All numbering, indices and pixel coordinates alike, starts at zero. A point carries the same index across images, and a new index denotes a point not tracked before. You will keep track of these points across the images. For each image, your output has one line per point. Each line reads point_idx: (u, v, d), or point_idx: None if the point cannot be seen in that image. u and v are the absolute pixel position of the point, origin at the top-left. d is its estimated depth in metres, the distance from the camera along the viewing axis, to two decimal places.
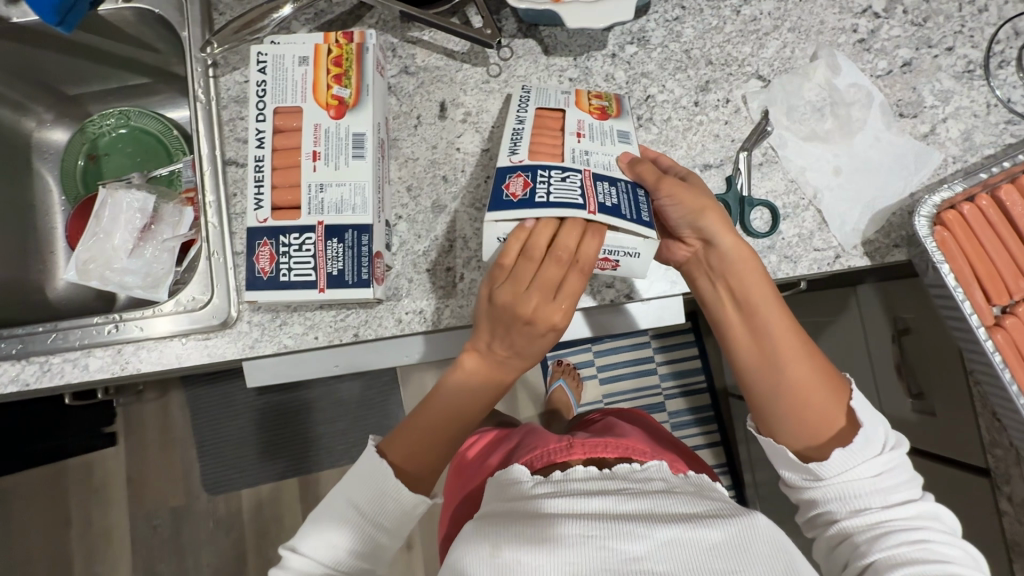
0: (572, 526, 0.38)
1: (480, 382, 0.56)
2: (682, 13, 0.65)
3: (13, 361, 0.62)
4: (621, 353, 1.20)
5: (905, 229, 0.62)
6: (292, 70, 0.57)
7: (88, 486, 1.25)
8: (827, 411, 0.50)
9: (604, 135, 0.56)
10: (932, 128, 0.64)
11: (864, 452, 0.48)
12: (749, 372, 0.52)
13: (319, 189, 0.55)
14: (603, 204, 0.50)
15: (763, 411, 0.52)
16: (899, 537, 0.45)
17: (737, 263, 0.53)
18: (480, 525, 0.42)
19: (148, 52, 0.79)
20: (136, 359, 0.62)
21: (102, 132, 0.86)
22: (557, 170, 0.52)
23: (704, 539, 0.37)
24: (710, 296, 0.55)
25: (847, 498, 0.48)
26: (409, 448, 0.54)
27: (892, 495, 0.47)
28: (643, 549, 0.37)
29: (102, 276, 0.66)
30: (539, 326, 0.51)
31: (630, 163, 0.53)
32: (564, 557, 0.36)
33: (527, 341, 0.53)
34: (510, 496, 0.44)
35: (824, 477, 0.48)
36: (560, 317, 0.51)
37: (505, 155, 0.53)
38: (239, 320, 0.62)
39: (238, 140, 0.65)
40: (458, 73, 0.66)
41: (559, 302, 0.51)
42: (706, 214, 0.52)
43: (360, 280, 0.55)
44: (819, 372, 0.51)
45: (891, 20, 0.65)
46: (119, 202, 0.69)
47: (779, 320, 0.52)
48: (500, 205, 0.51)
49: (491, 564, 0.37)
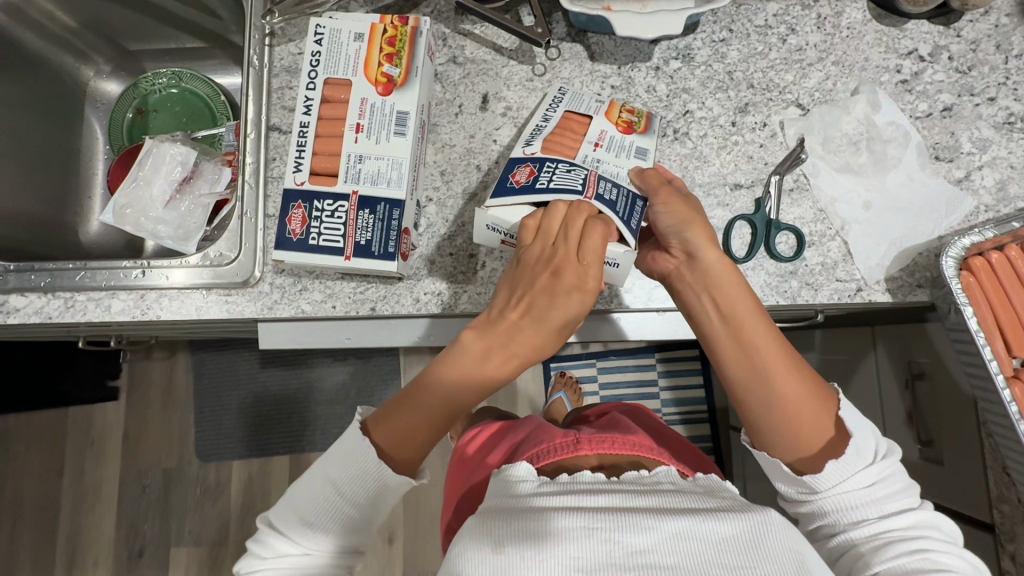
0: (572, 520, 0.39)
1: (481, 361, 0.52)
2: (728, 36, 0.67)
3: (40, 294, 0.64)
4: (626, 373, 1.20)
5: (930, 271, 0.62)
6: (346, 45, 0.59)
7: (88, 434, 1.27)
8: (814, 423, 0.49)
9: (621, 148, 0.57)
10: (967, 174, 0.64)
11: (856, 463, 0.47)
12: (736, 387, 0.51)
13: (357, 160, 0.57)
14: (601, 196, 0.52)
15: (758, 428, 0.50)
16: (898, 547, 0.45)
17: (721, 276, 0.52)
18: (482, 517, 0.41)
19: (208, 17, 0.81)
20: (157, 306, 0.64)
21: (154, 89, 0.88)
22: (564, 164, 0.54)
23: (712, 530, 0.37)
24: (699, 311, 0.53)
25: (845, 509, 0.47)
26: (395, 430, 0.52)
27: (889, 505, 0.47)
28: (650, 541, 0.37)
29: (137, 222, 0.68)
30: (563, 282, 0.50)
31: (639, 172, 0.55)
32: (569, 552, 0.37)
33: (547, 302, 0.50)
34: (512, 489, 0.44)
35: (819, 489, 0.48)
36: (589, 277, 0.50)
37: (520, 147, 0.56)
38: (261, 281, 0.64)
39: (284, 108, 0.67)
40: (504, 68, 0.67)
41: (583, 267, 0.50)
42: (691, 226, 0.53)
43: (387, 253, 0.56)
44: (805, 384, 0.49)
45: (935, 65, 0.66)
46: (162, 153, 0.71)
47: (763, 333, 0.50)
48: (503, 191, 0.53)
49: (496, 560, 0.37)
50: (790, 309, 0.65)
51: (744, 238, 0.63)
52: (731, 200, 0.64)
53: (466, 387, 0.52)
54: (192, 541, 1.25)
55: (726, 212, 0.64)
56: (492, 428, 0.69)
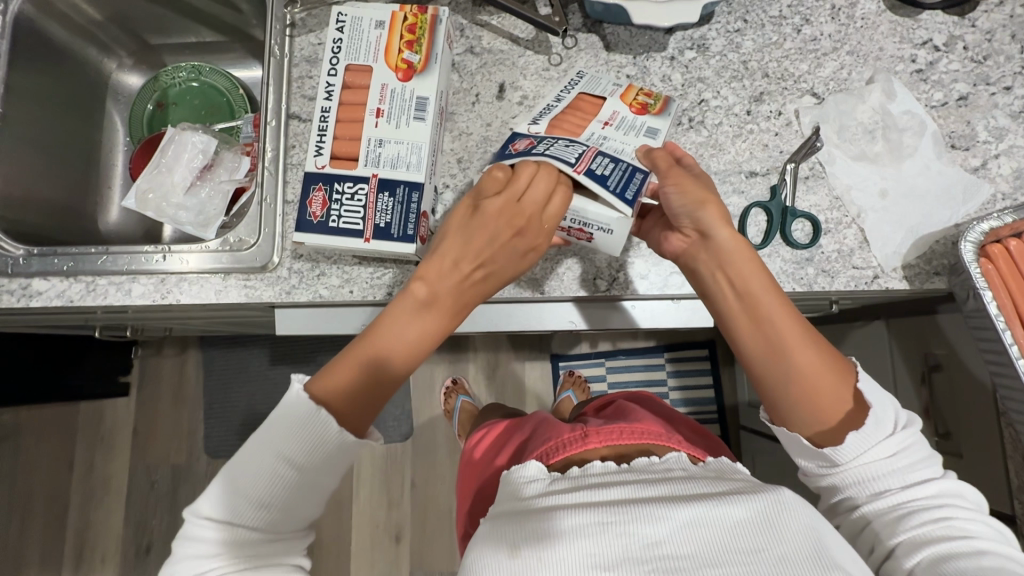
0: (584, 516, 0.38)
1: (436, 310, 0.55)
2: (743, 26, 0.67)
3: (62, 278, 0.65)
4: (634, 372, 1.21)
5: (947, 258, 0.62)
6: (368, 32, 0.60)
7: (99, 428, 1.28)
8: (834, 393, 0.49)
9: (631, 128, 0.58)
10: (983, 162, 0.64)
11: (876, 434, 0.47)
12: (755, 365, 0.51)
13: (378, 144, 0.58)
14: (592, 171, 0.53)
15: (777, 404, 0.50)
16: (920, 518, 0.45)
17: (736, 254, 0.52)
18: (494, 525, 0.41)
19: (229, 11, 0.83)
20: (177, 290, 0.65)
21: (174, 82, 0.89)
22: (564, 141, 0.56)
23: (726, 515, 0.37)
24: (712, 289, 0.53)
25: (867, 481, 0.47)
26: (343, 381, 0.53)
27: (911, 475, 0.47)
28: (664, 532, 0.37)
29: (159, 208, 0.69)
30: (524, 240, 0.55)
31: (646, 151, 0.54)
32: (584, 548, 0.37)
33: (506, 257, 0.55)
34: (520, 491, 0.44)
35: (841, 462, 0.48)
36: (544, 238, 0.55)
37: (525, 124, 0.59)
38: (280, 266, 0.64)
39: (304, 97, 0.68)
40: (520, 58, 0.68)
41: (544, 226, 0.54)
42: (706, 206, 0.52)
43: (406, 236, 0.57)
44: (822, 358, 0.49)
45: (950, 54, 0.66)
46: (184, 141, 0.72)
47: (776, 309, 0.51)
48: (502, 157, 0.57)
49: (510, 563, 0.37)
50: (806, 297, 0.65)
51: (760, 226, 0.64)
52: (745, 187, 0.64)
53: (422, 333, 0.56)
54: None
55: (741, 200, 0.65)
56: (499, 427, 0.69)
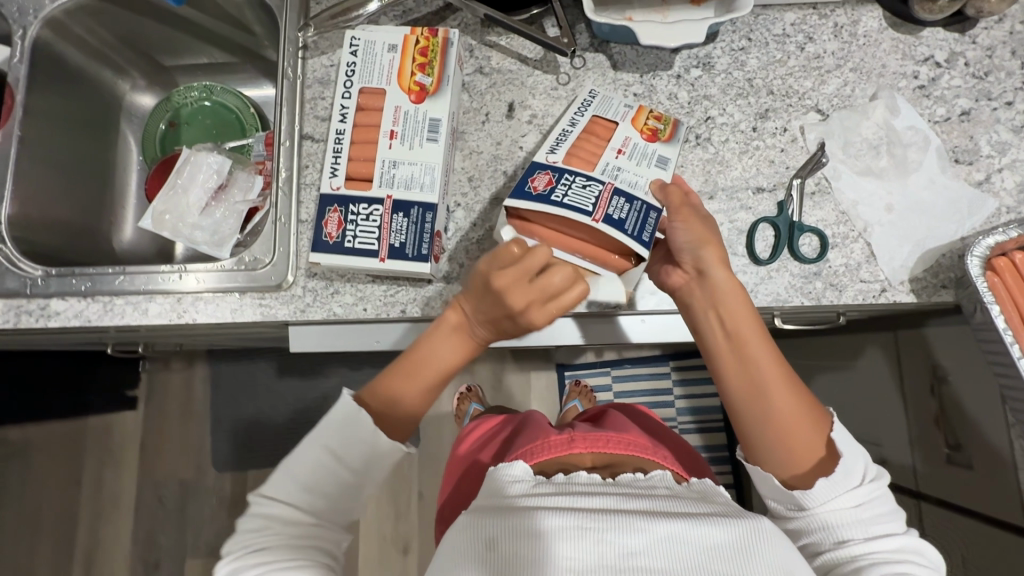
0: (564, 519, 0.38)
1: (459, 343, 0.56)
2: (748, 45, 0.69)
3: (80, 298, 0.66)
4: (640, 381, 1.21)
5: (954, 271, 0.63)
6: (380, 56, 0.61)
7: (108, 442, 1.29)
8: (807, 441, 0.50)
9: (644, 156, 0.61)
10: (987, 176, 0.65)
11: (843, 484, 0.49)
12: (737, 405, 0.52)
13: (391, 165, 0.59)
14: (610, 216, 0.56)
15: (750, 441, 0.52)
16: (883, 570, 0.47)
17: (731, 296, 0.52)
18: (478, 515, 0.41)
19: (241, 33, 0.84)
20: (193, 310, 0.66)
21: (186, 102, 0.90)
22: (581, 178, 0.58)
23: (706, 536, 0.38)
24: (703, 326, 0.54)
25: (831, 528, 0.49)
26: (390, 404, 0.55)
27: (874, 528, 0.49)
28: (640, 543, 0.37)
29: (175, 228, 0.70)
30: (523, 321, 0.53)
31: (660, 185, 0.55)
32: (559, 552, 0.37)
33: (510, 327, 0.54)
34: (504, 490, 0.44)
35: (808, 506, 0.49)
36: (546, 321, 0.53)
37: (543, 153, 0.60)
38: (294, 284, 0.65)
39: (317, 118, 0.69)
40: (529, 78, 0.69)
41: (548, 309, 0.52)
42: (707, 246, 0.53)
43: (420, 255, 0.57)
44: (801, 404, 0.51)
45: (952, 70, 0.67)
46: (199, 162, 0.74)
47: (765, 353, 0.52)
48: (522, 194, 0.57)
49: (488, 555, 0.38)
50: (815, 310, 0.65)
51: (768, 241, 0.64)
52: (753, 203, 0.65)
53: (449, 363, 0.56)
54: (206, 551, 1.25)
55: (748, 215, 0.65)
56: (492, 420, 0.72)
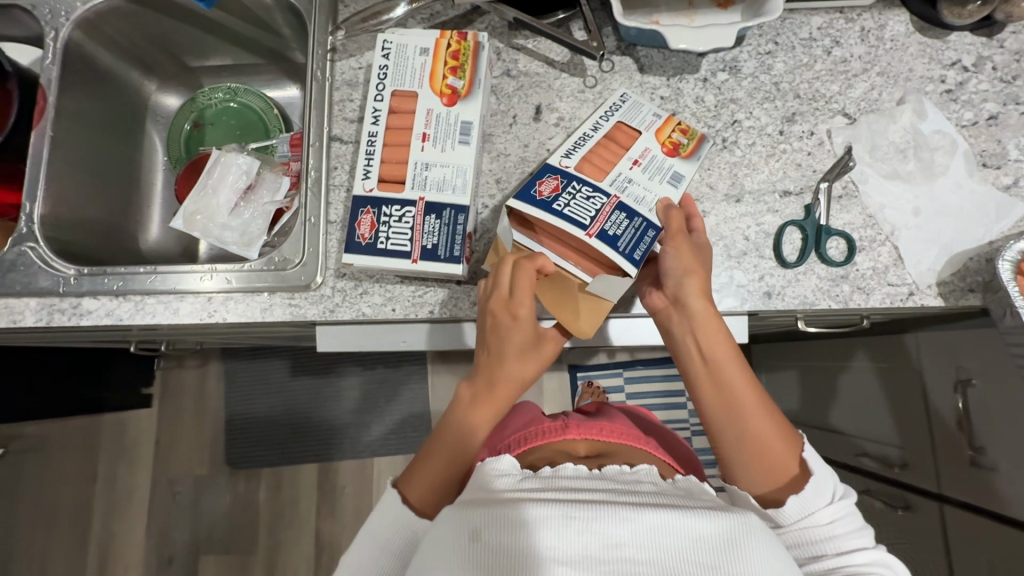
0: (545, 509, 0.35)
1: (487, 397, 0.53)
2: (774, 49, 0.69)
3: (111, 297, 0.67)
4: (653, 383, 1.21)
5: (981, 275, 0.63)
6: (412, 59, 0.62)
7: (123, 439, 1.30)
8: (779, 464, 0.51)
9: (658, 170, 0.61)
10: (1015, 181, 0.65)
11: (815, 501, 0.49)
12: (711, 428, 0.53)
13: (423, 167, 0.59)
14: (605, 232, 0.57)
15: (724, 462, 0.52)
16: None
17: (708, 325, 0.53)
18: (462, 508, 0.38)
19: (269, 35, 0.85)
20: (222, 309, 0.66)
21: (210, 103, 0.91)
22: (586, 189, 0.58)
23: (698, 527, 0.34)
24: (682, 351, 0.54)
25: (803, 543, 0.49)
26: (424, 472, 0.52)
27: (846, 542, 0.49)
28: (627, 534, 0.34)
29: (205, 228, 0.71)
30: (501, 316, 0.54)
31: (664, 208, 0.57)
32: (542, 542, 0.33)
33: (504, 336, 0.54)
34: (490, 484, 0.40)
35: (782, 523, 0.50)
36: (522, 308, 0.54)
37: (558, 156, 0.61)
38: (323, 284, 0.66)
39: (345, 120, 0.70)
40: (556, 81, 0.70)
41: (517, 299, 0.54)
42: (690, 275, 0.54)
43: (451, 257, 0.58)
44: (776, 430, 0.51)
45: (979, 74, 0.67)
46: (228, 163, 0.74)
47: (742, 380, 0.52)
48: (526, 196, 0.58)
49: (472, 549, 0.34)
50: (840, 313, 0.66)
51: (795, 244, 0.64)
52: (778, 207, 0.66)
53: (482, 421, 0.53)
54: (221, 549, 1.25)
55: (776, 218, 0.66)
56: None
